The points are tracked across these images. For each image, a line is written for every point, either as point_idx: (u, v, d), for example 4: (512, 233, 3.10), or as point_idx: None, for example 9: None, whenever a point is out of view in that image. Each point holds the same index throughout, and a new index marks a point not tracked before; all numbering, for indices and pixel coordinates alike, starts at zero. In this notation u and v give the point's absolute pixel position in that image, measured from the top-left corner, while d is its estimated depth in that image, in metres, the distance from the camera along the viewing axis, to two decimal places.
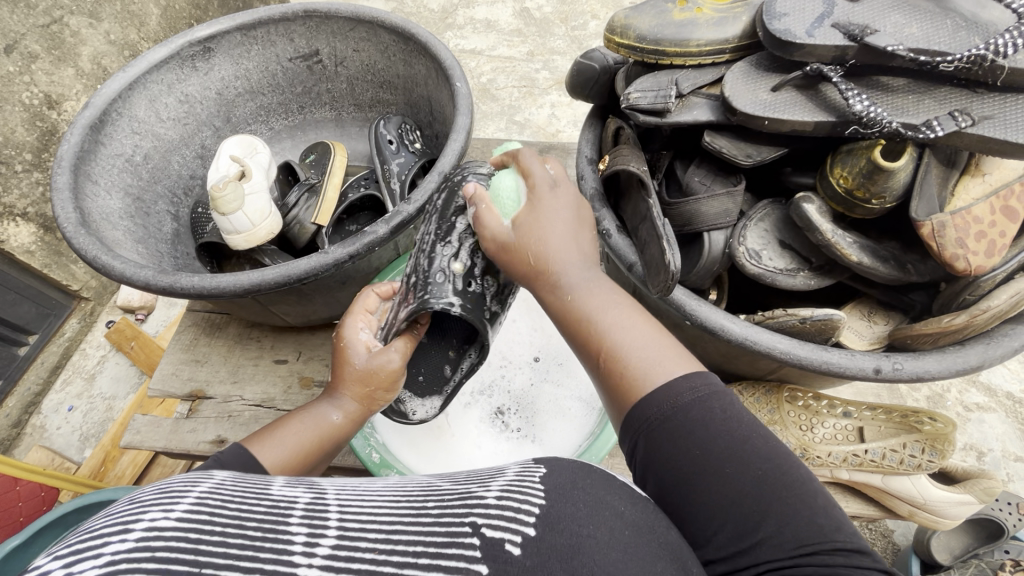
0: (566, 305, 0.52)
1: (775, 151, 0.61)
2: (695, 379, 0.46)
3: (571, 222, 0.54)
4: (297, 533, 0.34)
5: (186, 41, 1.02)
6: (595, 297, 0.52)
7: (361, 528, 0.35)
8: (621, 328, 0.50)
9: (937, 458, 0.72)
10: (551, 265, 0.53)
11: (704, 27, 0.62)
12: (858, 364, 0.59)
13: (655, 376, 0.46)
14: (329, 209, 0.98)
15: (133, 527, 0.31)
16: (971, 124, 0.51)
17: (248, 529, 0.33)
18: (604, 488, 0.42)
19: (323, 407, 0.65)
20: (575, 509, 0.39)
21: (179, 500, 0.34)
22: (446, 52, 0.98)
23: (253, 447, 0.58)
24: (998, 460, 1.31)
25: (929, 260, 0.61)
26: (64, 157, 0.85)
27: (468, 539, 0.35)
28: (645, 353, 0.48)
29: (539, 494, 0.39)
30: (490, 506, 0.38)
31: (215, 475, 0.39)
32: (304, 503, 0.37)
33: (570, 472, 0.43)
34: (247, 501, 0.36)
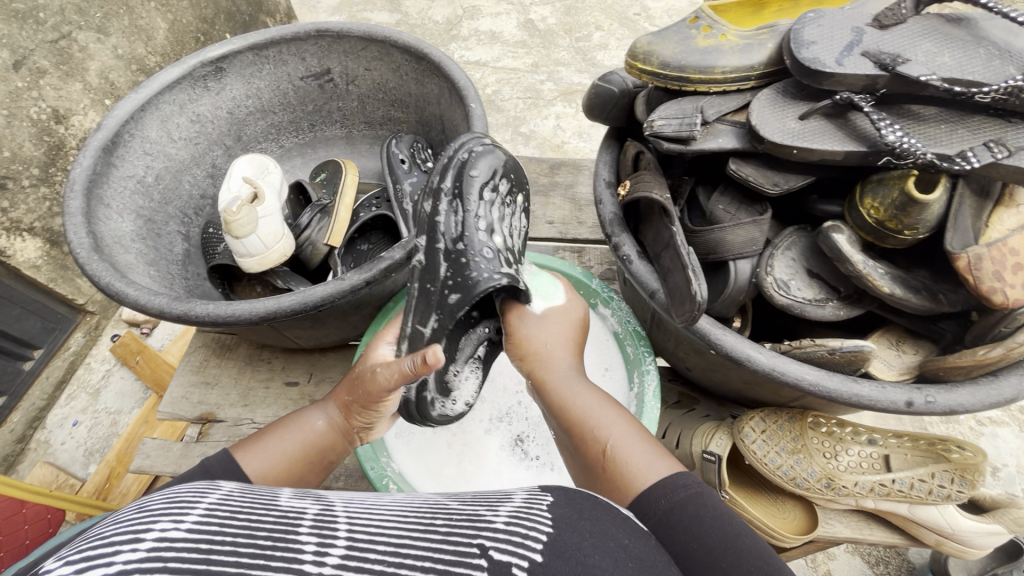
0: (563, 407, 0.63)
1: (802, 179, 0.60)
2: (678, 483, 0.52)
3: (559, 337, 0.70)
4: (307, 542, 0.35)
5: (197, 62, 1.02)
6: (585, 402, 0.62)
7: (370, 540, 0.36)
8: (622, 440, 0.57)
9: (967, 488, 0.71)
10: (546, 366, 0.67)
11: (729, 54, 0.61)
12: (890, 397, 0.57)
13: (645, 478, 0.53)
14: (341, 230, 0.96)
15: (144, 536, 0.32)
16: (1007, 155, 0.50)
17: (258, 538, 0.34)
18: (611, 521, 0.43)
19: (309, 417, 0.65)
20: (581, 538, 0.40)
21: (188, 512, 0.35)
22: (459, 73, 0.97)
23: (240, 456, 0.59)
24: (1014, 477, 1.29)
25: (961, 290, 0.59)
26: (76, 180, 0.84)
27: (476, 560, 0.37)
28: (636, 459, 0.55)
29: (547, 521, 0.41)
30: (499, 531, 0.40)
31: (222, 487, 0.41)
32: (312, 515, 0.38)
33: (573, 501, 0.44)
34: (255, 512, 0.37)
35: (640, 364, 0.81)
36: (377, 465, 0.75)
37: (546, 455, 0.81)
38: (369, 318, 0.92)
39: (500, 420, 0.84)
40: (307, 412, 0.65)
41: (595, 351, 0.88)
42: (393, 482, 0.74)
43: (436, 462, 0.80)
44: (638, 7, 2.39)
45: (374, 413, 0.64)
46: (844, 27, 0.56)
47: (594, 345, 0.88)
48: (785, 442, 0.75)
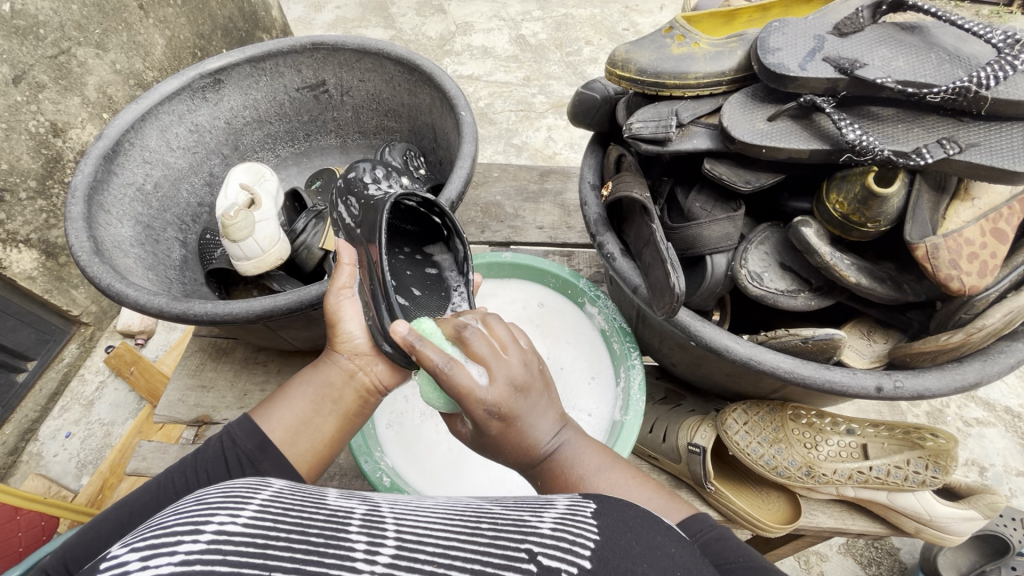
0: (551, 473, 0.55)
1: (772, 177, 0.64)
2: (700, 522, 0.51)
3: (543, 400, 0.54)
4: (358, 541, 0.35)
5: (196, 74, 1.05)
6: (570, 457, 0.55)
7: (418, 541, 0.36)
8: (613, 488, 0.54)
9: (940, 473, 0.73)
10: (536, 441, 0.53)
11: (701, 61, 0.65)
12: (860, 382, 0.60)
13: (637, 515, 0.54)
14: (336, 234, 0.99)
15: (203, 529, 0.33)
16: (958, 151, 0.54)
17: (311, 535, 0.35)
18: (654, 528, 0.43)
19: (314, 372, 0.66)
20: (630, 544, 0.40)
21: (243, 508, 0.36)
22: (449, 83, 1.01)
23: (257, 417, 0.62)
24: (1000, 475, 1.32)
25: (924, 281, 0.63)
26: (77, 187, 0.87)
27: (524, 565, 0.36)
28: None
29: (592, 529, 0.40)
30: (545, 536, 0.39)
31: (274, 482, 0.42)
32: (361, 514, 0.38)
33: (617, 509, 0.43)
34: (306, 511, 0.37)
35: (626, 359, 0.84)
36: (371, 460, 0.77)
37: None
38: None
39: None
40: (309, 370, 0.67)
41: (585, 349, 0.90)
42: (387, 476, 0.76)
43: (430, 456, 0.82)
44: (627, 23, 2.46)
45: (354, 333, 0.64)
46: (807, 34, 0.60)
47: (581, 342, 0.91)
48: (768, 432, 0.78)
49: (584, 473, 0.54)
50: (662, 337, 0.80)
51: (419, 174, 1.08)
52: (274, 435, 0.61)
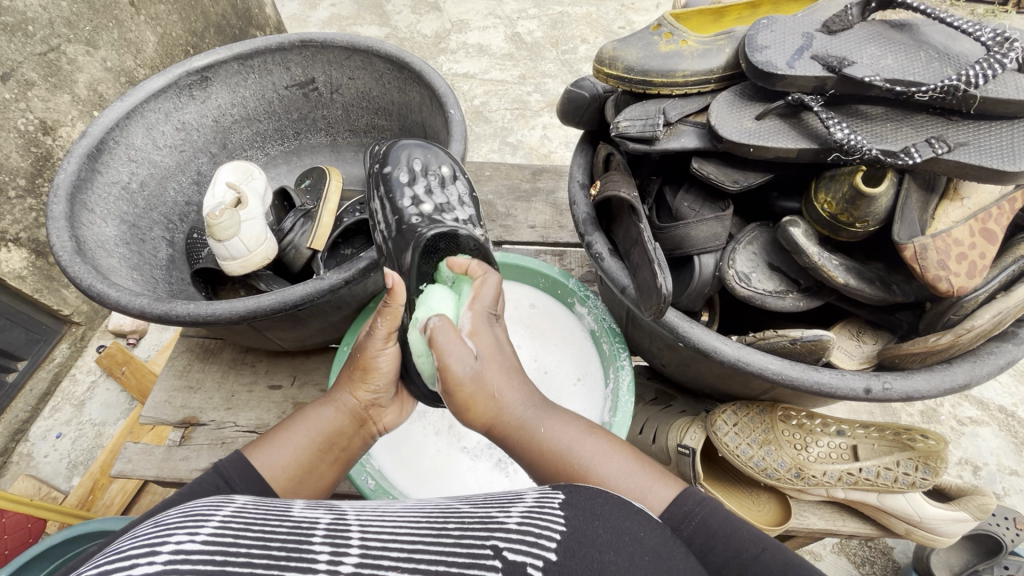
0: (547, 451, 0.56)
1: (761, 176, 0.63)
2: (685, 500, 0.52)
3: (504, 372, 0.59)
4: (321, 552, 0.37)
5: (183, 71, 1.04)
6: (561, 431, 0.57)
7: (382, 547, 0.38)
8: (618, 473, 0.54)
9: (931, 475, 0.73)
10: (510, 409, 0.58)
11: (689, 58, 0.64)
12: (848, 384, 0.60)
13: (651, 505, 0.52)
14: (325, 234, 0.98)
15: (159, 550, 0.34)
16: (947, 151, 0.53)
17: (272, 549, 0.36)
18: (624, 513, 0.44)
19: (320, 410, 0.64)
20: (597, 533, 0.41)
21: (202, 526, 0.37)
22: (439, 81, 1.00)
23: (252, 455, 0.57)
24: (993, 474, 1.32)
25: (914, 281, 0.62)
26: (60, 186, 0.85)
27: (489, 561, 0.38)
28: (631, 484, 0.53)
29: (559, 521, 0.42)
30: (511, 531, 0.41)
31: (235, 501, 0.44)
32: (325, 524, 0.40)
33: (585, 497, 0.45)
34: (269, 524, 0.39)
35: (615, 360, 0.83)
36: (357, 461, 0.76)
37: None
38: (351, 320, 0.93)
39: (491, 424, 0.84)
40: (315, 408, 0.64)
41: (575, 350, 0.90)
42: (372, 478, 0.75)
43: (418, 457, 0.81)
44: (623, 21, 2.45)
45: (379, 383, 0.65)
46: (796, 32, 0.60)
47: (571, 343, 0.90)
48: (757, 433, 0.77)
49: (577, 448, 0.55)
50: (651, 338, 0.79)
51: None
52: (273, 481, 0.57)
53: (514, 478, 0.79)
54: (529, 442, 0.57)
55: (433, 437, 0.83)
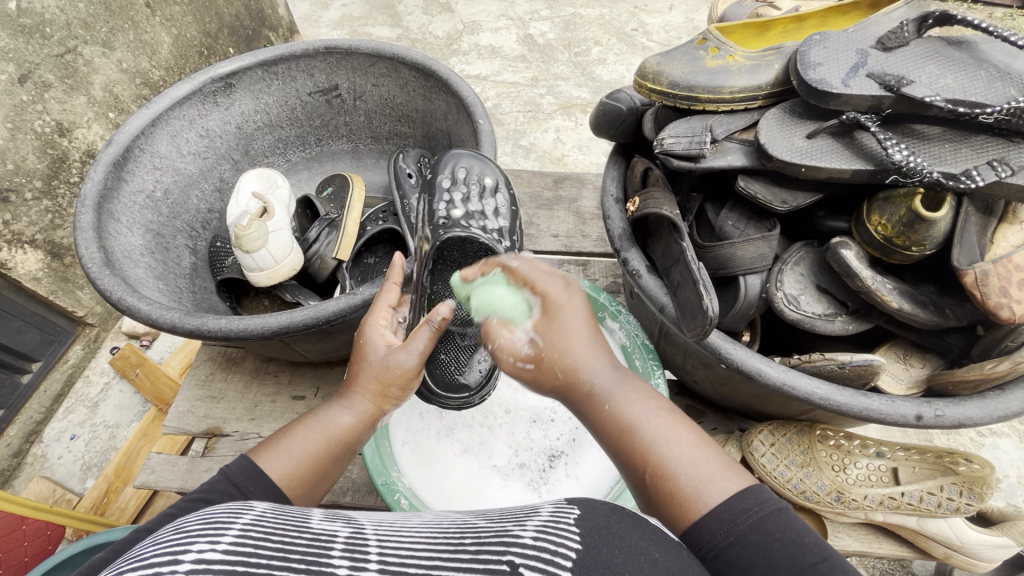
0: (607, 418, 0.48)
1: (809, 197, 0.62)
2: (754, 497, 0.42)
3: (586, 320, 0.51)
4: (340, 566, 0.35)
5: (208, 78, 1.03)
6: (627, 399, 0.48)
7: (401, 563, 0.37)
8: (665, 441, 0.46)
9: (976, 501, 0.71)
10: (582, 372, 0.49)
11: (736, 74, 0.62)
12: (900, 411, 0.58)
13: (709, 495, 0.43)
14: (349, 244, 0.98)
15: (182, 559, 0.33)
16: (1011, 174, 0.51)
17: (293, 561, 0.35)
18: (636, 531, 0.41)
19: (336, 410, 0.60)
20: (610, 554, 0.38)
21: (224, 533, 0.36)
22: (467, 90, 0.99)
23: (258, 458, 0.54)
24: (1016, 488, 1.29)
25: (966, 304, 0.61)
26: (86, 195, 0.85)
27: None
28: (694, 469, 0.44)
29: (575, 537, 0.39)
30: (527, 545, 0.38)
31: (256, 507, 0.42)
32: (344, 537, 0.39)
33: (602, 513, 0.43)
34: (288, 535, 0.38)
35: (649, 377, 0.82)
36: (388, 480, 0.75)
37: (559, 465, 0.80)
38: None
39: (521, 440, 0.83)
40: (327, 406, 0.61)
41: None
42: (404, 498, 0.74)
43: (448, 474, 0.80)
44: (636, 23, 2.43)
45: (400, 381, 0.61)
46: (849, 49, 0.58)
47: None
48: (795, 455, 0.76)
49: (643, 417, 0.47)
50: (687, 356, 0.77)
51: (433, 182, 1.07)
52: (282, 483, 0.54)
53: (546, 496, 0.78)
54: (591, 408, 0.49)
55: (463, 454, 0.82)
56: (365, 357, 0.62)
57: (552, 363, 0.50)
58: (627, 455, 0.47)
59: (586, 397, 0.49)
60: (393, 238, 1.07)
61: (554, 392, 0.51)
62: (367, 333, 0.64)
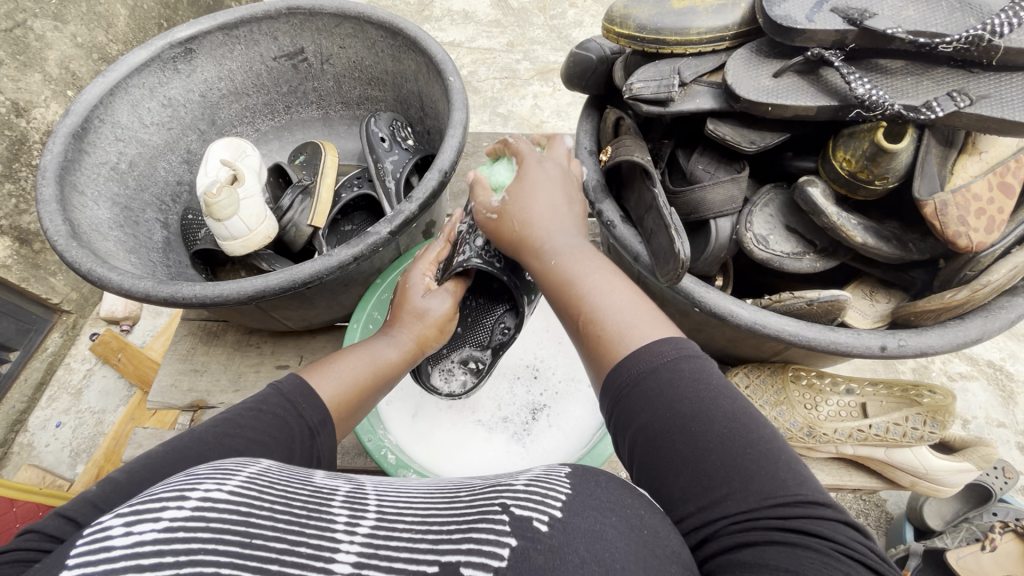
0: (549, 271, 0.56)
1: (777, 136, 0.62)
2: (671, 344, 0.46)
3: (558, 196, 0.60)
4: (339, 513, 0.36)
5: (166, 43, 0.99)
6: (577, 261, 0.55)
7: (397, 513, 0.38)
8: (601, 294, 0.52)
9: (938, 428, 0.75)
10: (540, 237, 0.58)
11: (704, 14, 0.62)
12: (864, 342, 0.60)
13: (632, 337, 0.48)
14: (325, 210, 0.96)
15: (188, 496, 0.34)
16: (969, 103, 0.52)
17: (294, 507, 0.36)
18: (625, 487, 0.41)
19: (379, 344, 0.67)
20: (599, 497, 0.38)
21: (229, 479, 0.37)
22: (436, 47, 0.96)
23: (311, 378, 0.60)
24: (982, 426, 1.35)
25: (929, 239, 0.63)
26: (47, 167, 0.82)
27: (497, 516, 0.36)
28: (623, 319, 0.50)
29: (565, 484, 0.39)
30: (518, 490, 0.39)
31: (261, 463, 0.43)
32: (344, 491, 0.40)
33: (590, 473, 0.41)
34: (291, 486, 0.39)
35: None
36: (375, 438, 0.77)
37: (542, 417, 0.82)
38: (357, 296, 0.92)
39: (504, 395, 0.84)
40: (371, 342, 0.68)
41: None
42: (390, 453, 0.76)
43: (434, 431, 0.81)
44: None
45: (436, 328, 0.70)
46: None
47: None
48: (769, 396, 0.79)
49: (587, 289, 0.53)
50: (663, 305, 0.79)
51: (407, 145, 1.05)
52: (331, 402, 0.59)
53: (531, 448, 0.80)
54: (545, 261, 0.57)
55: (448, 411, 0.83)
56: (407, 300, 0.70)
57: (512, 219, 0.60)
58: (571, 309, 0.54)
59: (535, 254, 0.58)
60: (370, 203, 1.06)
61: (512, 249, 0.62)
62: (404, 283, 0.73)
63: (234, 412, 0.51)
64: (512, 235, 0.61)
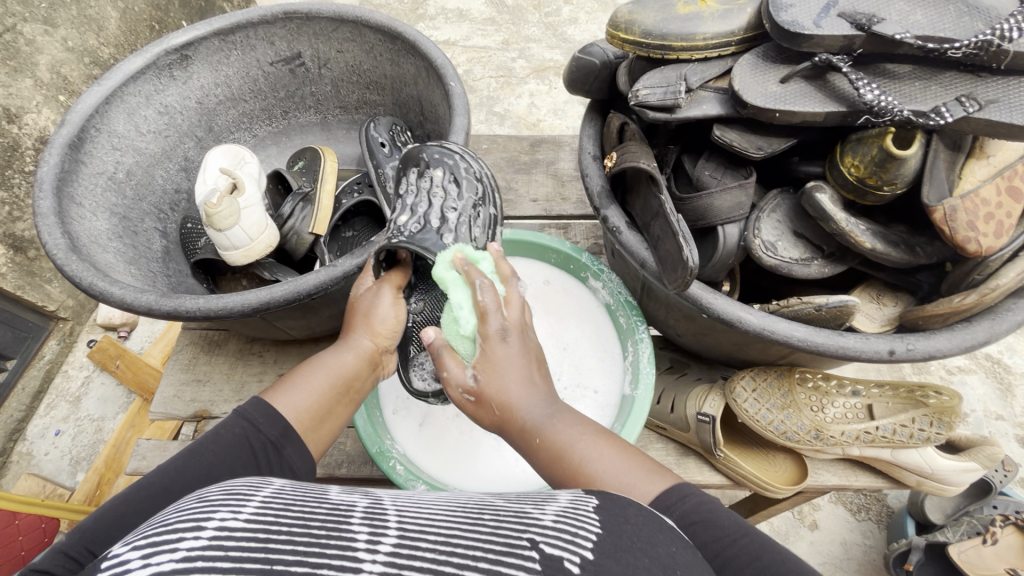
0: (538, 448, 0.53)
1: (784, 142, 0.62)
2: (675, 495, 0.50)
3: (522, 370, 0.54)
4: (360, 532, 0.36)
5: (161, 50, 0.98)
6: (560, 432, 0.53)
7: (420, 530, 0.37)
8: (594, 459, 0.52)
9: (945, 429, 0.76)
10: (513, 409, 0.54)
11: (709, 20, 0.61)
12: (874, 347, 0.60)
13: (634, 498, 0.50)
14: (325, 218, 0.95)
15: (205, 525, 0.34)
16: (979, 109, 0.52)
17: (313, 528, 0.36)
18: (656, 527, 0.43)
19: (336, 354, 0.66)
20: (631, 539, 0.40)
21: (245, 504, 0.37)
22: (435, 51, 0.95)
23: (273, 399, 0.61)
24: (981, 420, 1.36)
25: (936, 242, 0.63)
26: (44, 179, 0.81)
27: (527, 552, 0.37)
28: (620, 477, 0.51)
29: (596, 524, 0.40)
30: (547, 527, 0.40)
31: (275, 483, 0.43)
32: (363, 507, 0.39)
33: (618, 507, 0.43)
34: (308, 506, 0.38)
35: (633, 333, 0.83)
36: (382, 448, 0.75)
37: None
38: None
39: None
40: (326, 352, 0.67)
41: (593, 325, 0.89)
42: (400, 463, 0.75)
43: (442, 439, 0.81)
44: None
45: (389, 329, 0.69)
46: None
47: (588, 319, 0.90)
48: (776, 398, 0.79)
49: (573, 445, 0.52)
50: (670, 309, 0.79)
51: (407, 150, 1.05)
52: (296, 422, 0.60)
53: None
54: (526, 437, 0.54)
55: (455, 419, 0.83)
56: (357, 310, 0.68)
57: (490, 402, 0.54)
58: (565, 473, 0.52)
59: (522, 435, 0.54)
60: (371, 209, 1.05)
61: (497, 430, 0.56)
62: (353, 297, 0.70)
63: (203, 443, 0.55)
64: (497, 413, 0.54)
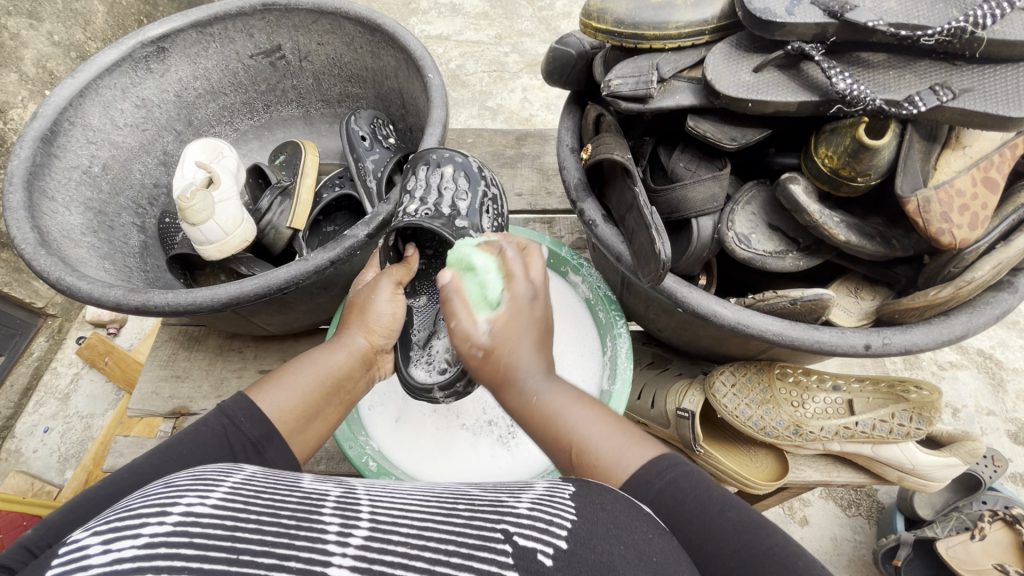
0: (531, 409, 0.51)
1: (758, 132, 0.61)
2: (663, 464, 0.48)
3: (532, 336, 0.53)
4: (331, 523, 0.34)
5: (137, 42, 0.97)
6: (555, 404, 0.51)
7: (392, 521, 0.36)
8: (585, 424, 0.50)
9: (925, 425, 0.74)
10: (517, 370, 0.52)
11: (682, 8, 0.60)
12: (849, 341, 0.59)
13: (623, 467, 0.48)
14: (305, 212, 0.95)
15: (169, 511, 0.32)
16: (951, 98, 0.51)
17: (282, 517, 0.34)
18: (631, 512, 0.41)
19: (326, 352, 0.64)
20: (606, 526, 0.39)
21: (213, 490, 0.36)
22: (415, 43, 0.94)
23: (256, 396, 0.58)
24: (971, 415, 1.35)
25: (912, 235, 0.62)
26: (14, 173, 0.80)
27: (500, 545, 0.36)
28: (610, 447, 0.49)
29: (571, 511, 0.39)
30: (522, 516, 0.38)
31: (246, 469, 0.41)
32: (335, 496, 0.38)
33: (593, 494, 0.42)
34: (278, 494, 0.37)
35: (612, 328, 0.83)
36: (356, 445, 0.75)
37: None
38: (339, 300, 0.90)
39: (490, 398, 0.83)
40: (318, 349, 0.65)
41: (573, 319, 0.88)
42: (373, 460, 0.74)
43: (417, 435, 0.80)
44: None
45: (386, 325, 0.67)
46: None
47: (569, 314, 0.89)
48: (755, 393, 0.78)
49: (561, 409, 0.51)
50: (648, 303, 0.78)
51: (387, 143, 1.03)
52: (279, 420, 0.57)
53: (516, 451, 0.79)
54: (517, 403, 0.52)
55: (432, 415, 0.82)
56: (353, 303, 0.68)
57: (504, 357, 0.52)
58: (559, 447, 0.50)
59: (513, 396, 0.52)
60: (352, 204, 1.04)
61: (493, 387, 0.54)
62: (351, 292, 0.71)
63: (177, 438, 0.52)
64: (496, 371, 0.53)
